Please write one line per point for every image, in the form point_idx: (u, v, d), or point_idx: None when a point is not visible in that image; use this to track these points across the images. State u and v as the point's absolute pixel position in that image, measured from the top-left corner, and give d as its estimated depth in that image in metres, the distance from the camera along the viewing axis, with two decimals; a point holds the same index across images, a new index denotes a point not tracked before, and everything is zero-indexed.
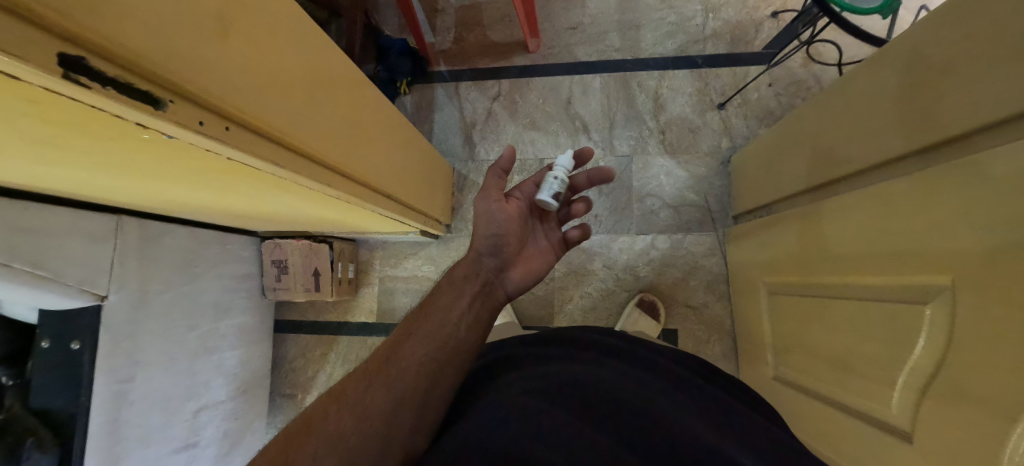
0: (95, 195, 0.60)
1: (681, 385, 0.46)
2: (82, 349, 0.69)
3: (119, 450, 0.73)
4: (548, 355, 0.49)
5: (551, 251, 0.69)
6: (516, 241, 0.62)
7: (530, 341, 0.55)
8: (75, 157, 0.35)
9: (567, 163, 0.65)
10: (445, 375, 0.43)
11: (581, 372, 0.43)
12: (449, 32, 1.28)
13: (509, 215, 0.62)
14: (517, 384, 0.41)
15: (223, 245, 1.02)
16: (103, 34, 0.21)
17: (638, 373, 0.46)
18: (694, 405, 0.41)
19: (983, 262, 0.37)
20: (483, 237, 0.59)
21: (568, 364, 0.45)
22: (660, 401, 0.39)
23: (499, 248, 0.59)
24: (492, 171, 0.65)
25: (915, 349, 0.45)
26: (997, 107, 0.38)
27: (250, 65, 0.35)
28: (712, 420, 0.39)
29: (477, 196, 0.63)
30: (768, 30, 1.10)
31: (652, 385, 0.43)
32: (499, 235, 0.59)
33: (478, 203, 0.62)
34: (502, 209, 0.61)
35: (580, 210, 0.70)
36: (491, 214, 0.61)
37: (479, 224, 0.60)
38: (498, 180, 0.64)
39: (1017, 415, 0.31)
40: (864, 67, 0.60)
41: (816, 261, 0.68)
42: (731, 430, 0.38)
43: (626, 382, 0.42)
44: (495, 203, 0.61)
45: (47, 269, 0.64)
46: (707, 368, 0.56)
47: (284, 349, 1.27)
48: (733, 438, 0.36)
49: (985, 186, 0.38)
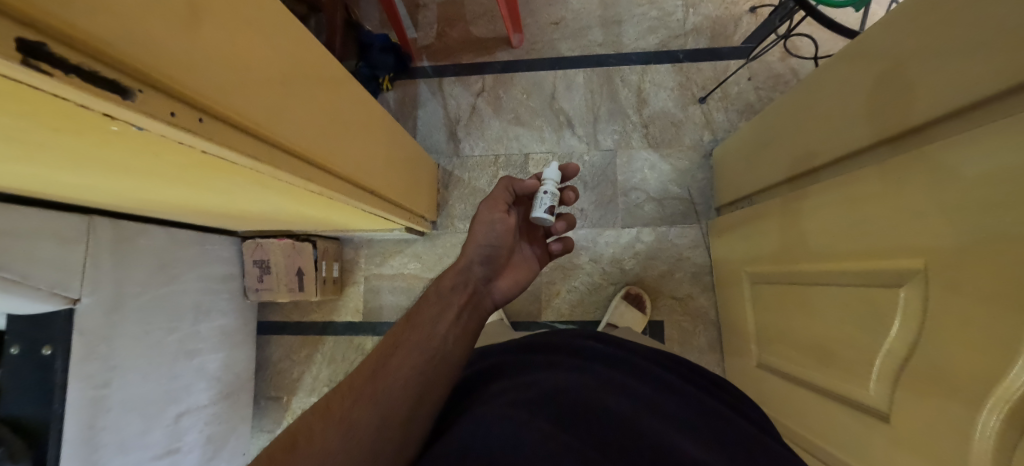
0: (59, 193, 0.57)
1: (671, 395, 0.46)
2: (54, 354, 0.66)
3: (97, 457, 0.70)
4: (536, 362, 0.50)
5: (537, 261, 0.71)
6: (506, 250, 0.62)
7: (514, 349, 0.56)
8: (37, 150, 0.33)
9: (555, 176, 0.66)
10: (433, 388, 0.42)
11: (570, 381, 0.43)
12: (431, 27, 1.26)
13: (508, 227, 0.62)
14: (506, 395, 0.41)
15: (203, 246, 0.98)
16: (62, 17, 0.19)
17: (626, 380, 0.47)
18: (683, 417, 0.42)
19: (952, 247, 0.39)
20: (477, 246, 0.59)
21: (556, 372, 0.45)
22: (649, 416, 0.40)
23: (491, 258, 0.60)
24: (504, 184, 0.65)
25: (891, 332, 0.48)
26: (964, 95, 0.40)
27: (222, 53, 0.33)
28: (701, 436, 0.40)
29: (483, 203, 0.62)
30: (747, 25, 1.13)
31: (643, 397, 0.44)
32: (495, 246, 0.60)
33: (482, 210, 0.62)
34: (505, 221, 0.62)
35: (559, 229, 0.70)
36: (493, 224, 0.61)
37: (476, 233, 0.60)
38: (506, 193, 0.64)
39: (986, 390, 0.33)
40: (837, 62, 0.62)
41: (795, 251, 0.71)
42: (718, 440, 0.40)
43: (616, 394, 0.42)
44: (500, 214, 0.61)
45: (15, 272, 0.59)
46: (698, 372, 0.57)
47: (268, 351, 1.24)
48: (713, 447, 0.38)
49: (954, 175, 0.40)
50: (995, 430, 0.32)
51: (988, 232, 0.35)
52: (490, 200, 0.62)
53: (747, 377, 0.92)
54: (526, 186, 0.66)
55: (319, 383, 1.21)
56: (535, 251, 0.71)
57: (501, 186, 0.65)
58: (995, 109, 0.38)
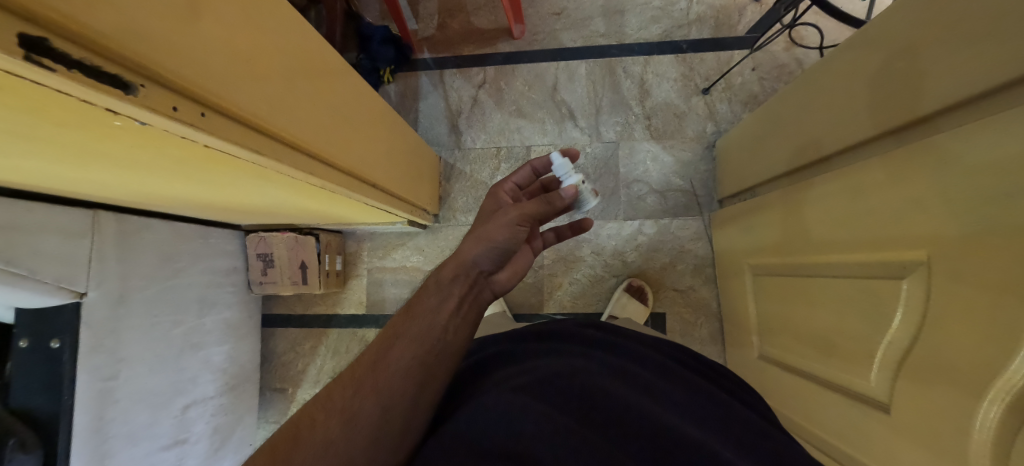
0: (67, 189, 0.57)
1: (667, 378, 0.47)
2: (62, 347, 0.66)
3: (106, 449, 0.72)
4: (535, 351, 0.50)
5: (532, 251, 0.69)
6: (518, 244, 0.56)
7: (513, 340, 0.56)
8: (41, 146, 0.33)
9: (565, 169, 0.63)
10: (432, 378, 0.42)
11: (570, 367, 0.43)
12: (432, 19, 1.24)
13: (525, 229, 0.55)
14: (506, 383, 0.41)
15: (206, 239, 0.99)
16: (64, 12, 0.19)
17: (624, 365, 0.47)
18: (682, 401, 0.43)
19: (955, 242, 0.39)
20: (491, 241, 0.52)
21: (552, 359, 0.46)
22: (647, 399, 0.40)
23: (501, 252, 0.53)
24: (546, 204, 0.56)
25: (893, 324, 0.48)
26: (970, 86, 0.40)
27: (223, 48, 0.33)
28: (699, 419, 0.40)
29: (512, 209, 0.55)
30: (751, 14, 1.11)
31: (643, 382, 0.44)
32: (508, 244, 0.53)
33: (509, 210, 0.55)
34: (527, 224, 0.55)
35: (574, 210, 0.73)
36: (511, 222, 0.53)
37: (489, 229, 0.53)
38: (538, 205, 0.56)
39: (988, 382, 0.33)
40: (842, 51, 0.61)
41: (797, 243, 0.71)
42: (718, 425, 0.40)
43: (616, 380, 0.42)
44: (523, 214, 0.54)
45: (21, 266, 0.60)
46: (698, 359, 0.57)
47: (272, 344, 1.25)
48: (715, 432, 0.39)
49: (957, 167, 0.40)
50: (995, 421, 0.32)
51: (992, 224, 0.35)
52: (521, 207, 0.55)
53: (748, 369, 0.93)
54: (562, 206, 0.58)
55: (323, 374, 1.23)
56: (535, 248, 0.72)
57: (538, 208, 0.56)
58: (997, 102, 0.38)
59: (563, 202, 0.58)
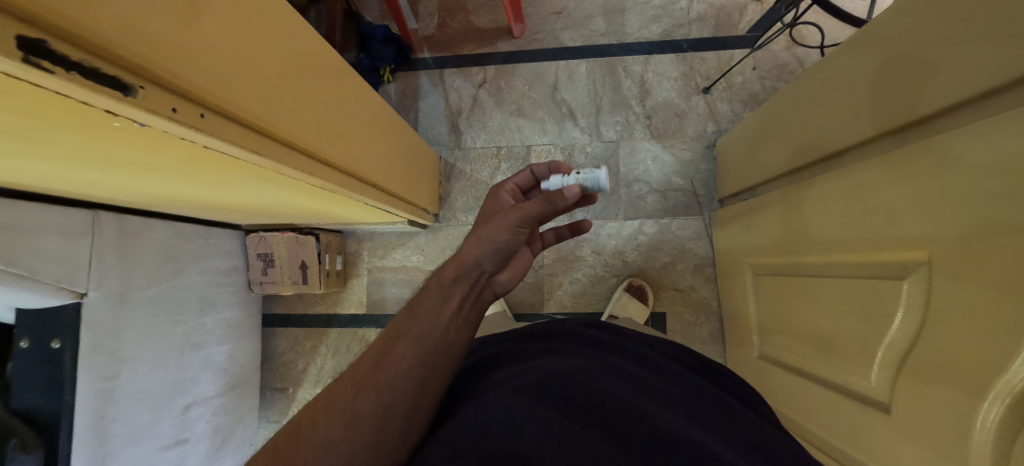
0: (68, 189, 0.57)
1: (667, 378, 0.47)
2: (63, 347, 0.67)
3: (107, 449, 0.72)
4: (534, 351, 0.50)
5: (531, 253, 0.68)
6: (519, 246, 0.56)
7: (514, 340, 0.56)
8: (43, 147, 0.33)
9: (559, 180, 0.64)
10: (433, 378, 0.41)
11: (570, 367, 0.43)
12: (432, 18, 1.24)
13: (526, 230, 0.55)
14: (505, 383, 0.41)
15: (206, 239, 0.99)
16: (63, 13, 0.19)
17: (623, 365, 0.47)
18: (681, 401, 0.43)
19: (955, 242, 0.39)
20: (492, 242, 0.52)
21: (552, 359, 0.46)
22: (647, 399, 0.40)
23: (502, 254, 0.53)
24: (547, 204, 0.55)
25: (894, 324, 0.48)
26: (972, 85, 0.40)
27: (222, 48, 0.33)
28: (699, 419, 0.40)
29: (512, 210, 0.55)
30: (752, 13, 1.11)
31: (643, 381, 0.44)
32: (509, 245, 0.53)
33: (510, 211, 0.54)
34: (528, 225, 0.54)
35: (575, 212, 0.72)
36: (512, 224, 0.53)
37: (489, 230, 0.53)
38: (539, 206, 0.55)
39: (988, 382, 0.33)
40: (843, 50, 0.61)
41: (797, 243, 0.71)
42: (718, 425, 0.40)
43: (616, 380, 0.42)
44: (523, 215, 0.54)
45: (21, 266, 0.60)
46: (697, 359, 0.57)
47: (273, 344, 1.25)
48: (715, 432, 0.38)
49: (959, 166, 0.40)
50: (995, 421, 0.32)
51: (993, 224, 0.35)
52: (522, 209, 0.54)
53: (749, 368, 0.93)
54: (564, 206, 0.56)
55: (323, 374, 1.23)
56: (535, 250, 0.73)
57: (538, 210, 0.55)
58: (998, 101, 0.38)
59: (565, 202, 0.56)
